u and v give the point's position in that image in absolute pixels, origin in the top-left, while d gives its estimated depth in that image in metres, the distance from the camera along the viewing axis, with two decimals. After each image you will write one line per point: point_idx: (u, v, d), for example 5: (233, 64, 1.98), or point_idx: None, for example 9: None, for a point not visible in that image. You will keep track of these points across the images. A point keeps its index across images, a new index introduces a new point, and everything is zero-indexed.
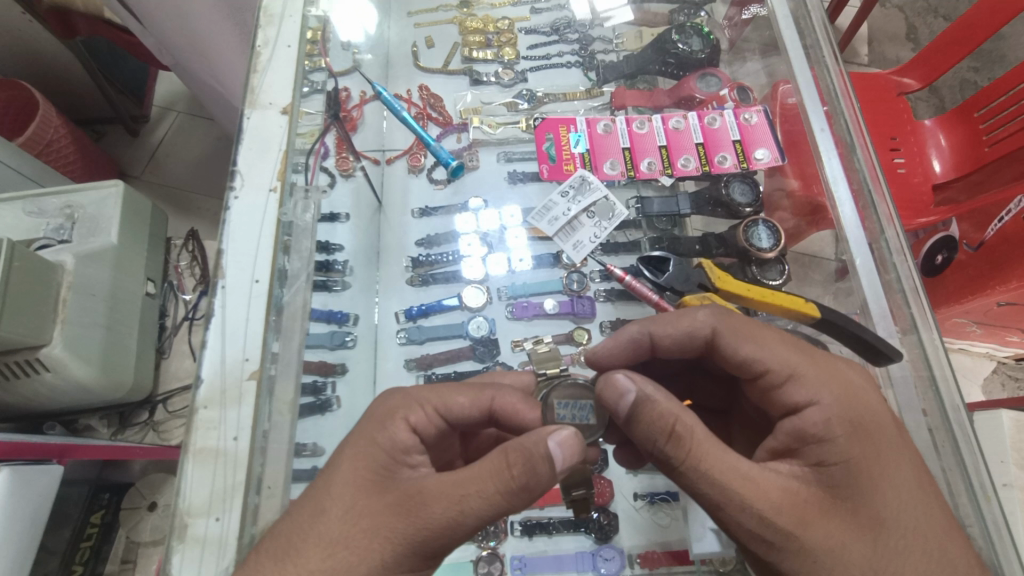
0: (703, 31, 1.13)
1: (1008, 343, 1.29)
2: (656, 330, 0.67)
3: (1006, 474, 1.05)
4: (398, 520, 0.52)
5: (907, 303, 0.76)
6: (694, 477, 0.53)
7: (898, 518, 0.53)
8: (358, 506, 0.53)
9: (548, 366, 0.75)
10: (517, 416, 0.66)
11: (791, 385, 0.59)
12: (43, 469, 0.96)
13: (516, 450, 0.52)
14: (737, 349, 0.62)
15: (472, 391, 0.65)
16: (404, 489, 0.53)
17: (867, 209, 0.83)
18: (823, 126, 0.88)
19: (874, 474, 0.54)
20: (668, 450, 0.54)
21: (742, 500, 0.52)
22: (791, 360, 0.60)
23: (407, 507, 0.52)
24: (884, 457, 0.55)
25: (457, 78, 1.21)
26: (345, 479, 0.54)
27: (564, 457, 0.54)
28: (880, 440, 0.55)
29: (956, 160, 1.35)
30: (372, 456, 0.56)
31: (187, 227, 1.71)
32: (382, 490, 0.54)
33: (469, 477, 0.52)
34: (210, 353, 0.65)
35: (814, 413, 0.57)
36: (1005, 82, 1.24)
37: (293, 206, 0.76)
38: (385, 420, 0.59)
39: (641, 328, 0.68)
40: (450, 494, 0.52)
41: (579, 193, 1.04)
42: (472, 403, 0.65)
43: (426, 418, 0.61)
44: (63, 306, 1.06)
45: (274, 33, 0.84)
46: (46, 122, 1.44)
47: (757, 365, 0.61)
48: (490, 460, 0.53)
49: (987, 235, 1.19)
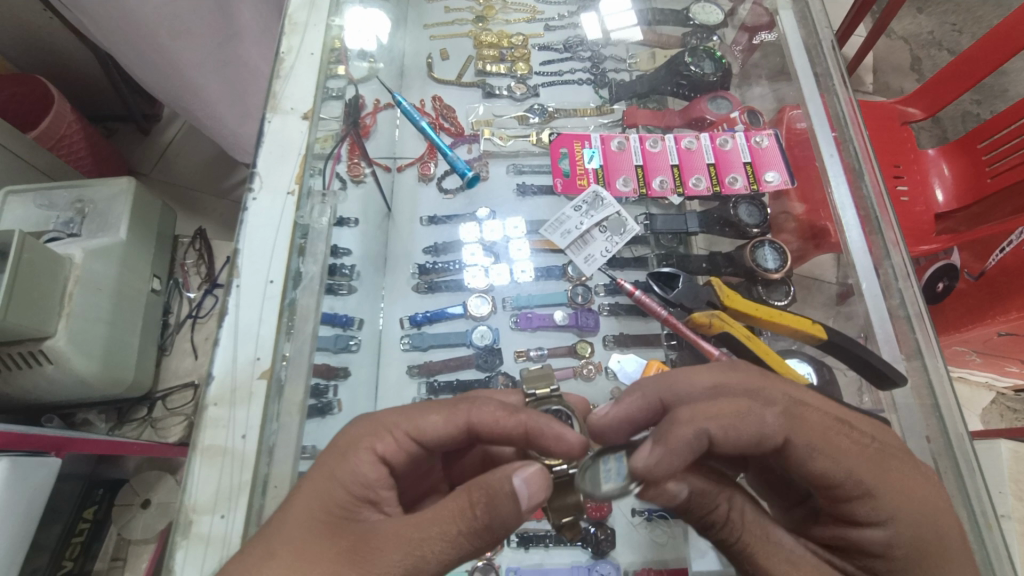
0: (715, 55, 1.15)
1: (1007, 373, 1.30)
2: (718, 435, 0.57)
3: (1003, 503, 1.06)
4: (353, 566, 0.51)
5: (912, 328, 0.77)
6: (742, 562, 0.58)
7: None
8: (308, 551, 0.52)
9: (539, 387, 0.71)
10: (496, 425, 0.61)
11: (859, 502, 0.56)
12: (41, 462, 0.96)
13: (483, 490, 0.52)
14: (810, 466, 0.56)
15: (445, 408, 0.62)
16: (361, 534, 0.54)
17: (873, 235, 0.84)
18: (831, 152, 0.90)
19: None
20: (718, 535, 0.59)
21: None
22: (865, 477, 0.56)
23: (363, 553, 0.52)
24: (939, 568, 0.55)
25: (470, 90, 1.23)
26: (296, 521, 0.54)
27: (530, 496, 0.53)
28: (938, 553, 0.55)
29: (959, 191, 1.37)
30: (327, 497, 0.56)
31: (195, 225, 1.72)
32: (337, 535, 0.54)
33: (431, 517, 0.53)
34: (222, 352, 0.67)
35: (874, 508, 0.56)
36: (1006, 116, 1.26)
37: (310, 209, 0.77)
38: (347, 451, 0.60)
39: (697, 430, 0.56)
40: (410, 537, 0.52)
41: (592, 208, 1.06)
42: (444, 422, 0.61)
43: (395, 446, 0.61)
44: (69, 299, 1.07)
45: (297, 41, 0.86)
46: (59, 118, 1.45)
47: (831, 480, 0.56)
48: (454, 501, 0.53)
49: (988, 266, 1.20)
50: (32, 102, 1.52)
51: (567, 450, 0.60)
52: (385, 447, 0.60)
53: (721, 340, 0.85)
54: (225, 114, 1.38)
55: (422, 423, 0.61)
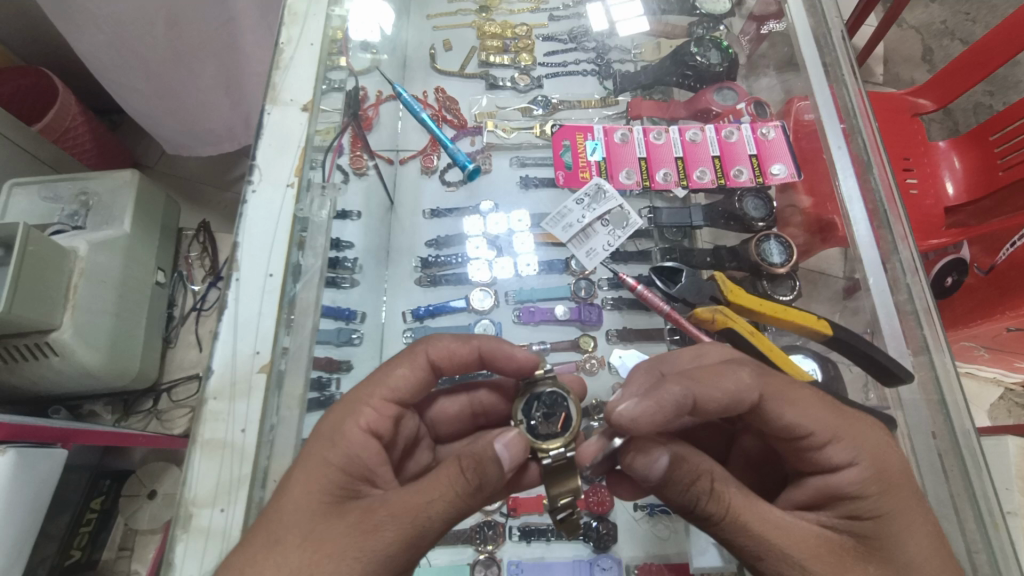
0: (722, 44, 1.13)
1: (1015, 368, 1.29)
2: (701, 394, 0.56)
3: (1010, 500, 1.04)
4: (369, 537, 0.50)
5: (919, 324, 0.76)
6: (731, 531, 0.55)
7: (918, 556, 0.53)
8: (315, 533, 0.51)
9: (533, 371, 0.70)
10: (455, 356, 0.69)
11: (829, 449, 0.58)
12: (47, 453, 0.96)
13: (472, 456, 0.53)
14: (781, 416, 0.58)
15: (406, 359, 0.67)
16: (365, 507, 0.53)
17: (881, 229, 0.82)
18: (839, 144, 0.89)
19: (903, 528, 0.55)
20: (708, 509, 0.56)
21: (779, 549, 0.54)
22: (828, 422, 0.58)
23: (373, 524, 0.51)
24: (912, 509, 0.56)
25: (473, 82, 1.22)
26: (296, 506, 0.53)
27: (511, 458, 0.56)
28: (907, 492, 0.56)
29: (969, 184, 1.35)
30: (325, 478, 0.55)
31: (199, 218, 1.72)
32: (339, 513, 0.53)
33: (430, 485, 0.52)
34: (221, 345, 0.66)
35: (850, 472, 0.57)
36: (1019, 108, 1.24)
37: (310, 203, 0.77)
38: (333, 435, 0.59)
39: (684, 389, 0.56)
40: (416, 504, 0.51)
41: (594, 201, 1.05)
42: (410, 372, 0.67)
43: (377, 416, 0.63)
44: (73, 292, 1.07)
45: (297, 31, 0.85)
46: (64, 109, 1.44)
47: (799, 429, 0.58)
48: (445, 468, 0.53)
49: (997, 260, 1.18)
50: (37, 94, 1.52)
51: (517, 367, 0.70)
52: (369, 417, 0.62)
53: (723, 335, 0.85)
54: (225, 101, 1.38)
55: (395, 377, 0.66)
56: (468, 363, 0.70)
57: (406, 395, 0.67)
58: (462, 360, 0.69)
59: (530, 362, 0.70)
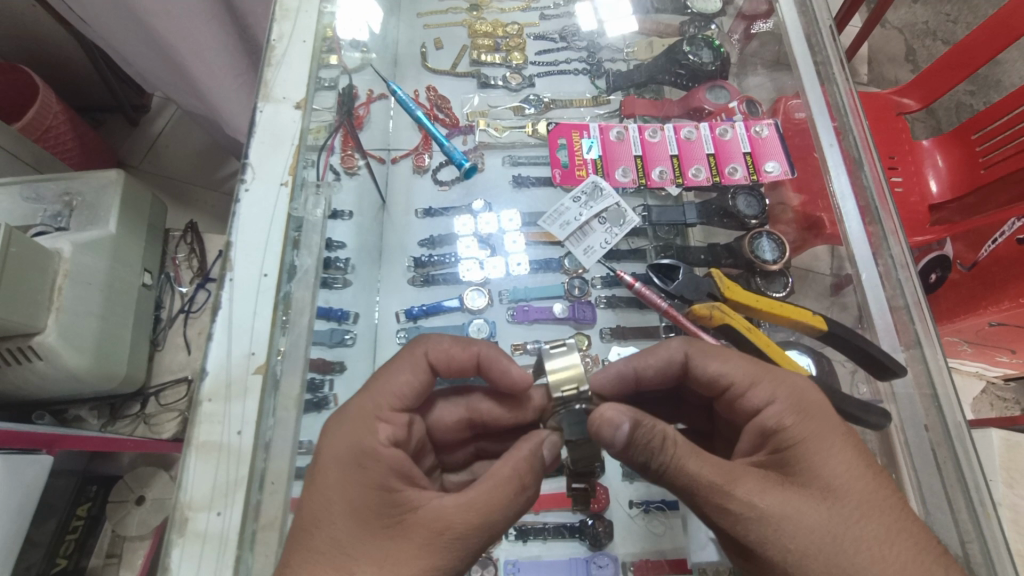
0: (713, 43, 1.15)
1: (997, 362, 1.31)
2: (639, 363, 0.70)
3: (995, 492, 1.07)
4: (437, 555, 0.52)
5: (911, 318, 0.77)
6: (678, 477, 0.55)
7: (848, 488, 0.54)
8: (390, 557, 0.51)
9: (563, 388, 0.63)
10: (452, 360, 0.68)
11: (751, 393, 0.63)
12: (29, 460, 0.93)
13: (528, 476, 0.58)
14: (706, 367, 0.66)
15: (405, 362, 0.66)
16: (427, 523, 0.53)
17: (873, 225, 0.83)
18: (831, 141, 0.89)
19: (820, 455, 0.56)
20: (661, 460, 0.56)
21: (722, 488, 0.53)
22: (744, 371, 0.64)
23: (442, 543, 0.52)
24: (831, 439, 0.57)
25: (465, 80, 1.22)
26: (352, 531, 0.53)
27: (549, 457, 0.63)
28: (827, 425, 0.58)
29: (953, 181, 1.37)
30: (366, 498, 0.54)
31: (186, 219, 1.70)
32: (405, 531, 0.52)
33: (489, 501, 0.54)
34: (216, 346, 0.66)
35: (770, 408, 0.60)
36: (1002, 106, 1.26)
37: (304, 201, 0.76)
38: (363, 457, 0.57)
39: (625, 361, 0.71)
40: (478, 522, 0.53)
41: (591, 199, 1.06)
42: (412, 375, 0.66)
43: (393, 427, 0.61)
44: (58, 293, 1.05)
45: (290, 27, 0.84)
46: (45, 108, 1.42)
47: (720, 380, 0.65)
48: (505, 482, 0.55)
49: (981, 255, 1.20)
50: (17, 93, 1.49)
51: (511, 384, 0.68)
52: (388, 430, 0.60)
53: (720, 332, 0.84)
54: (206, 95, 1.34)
55: (399, 383, 0.65)
56: (464, 369, 0.69)
57: (412, 398, 0.66)
58: (459, 365, 0.68)
59: (525, 381, 0.67)
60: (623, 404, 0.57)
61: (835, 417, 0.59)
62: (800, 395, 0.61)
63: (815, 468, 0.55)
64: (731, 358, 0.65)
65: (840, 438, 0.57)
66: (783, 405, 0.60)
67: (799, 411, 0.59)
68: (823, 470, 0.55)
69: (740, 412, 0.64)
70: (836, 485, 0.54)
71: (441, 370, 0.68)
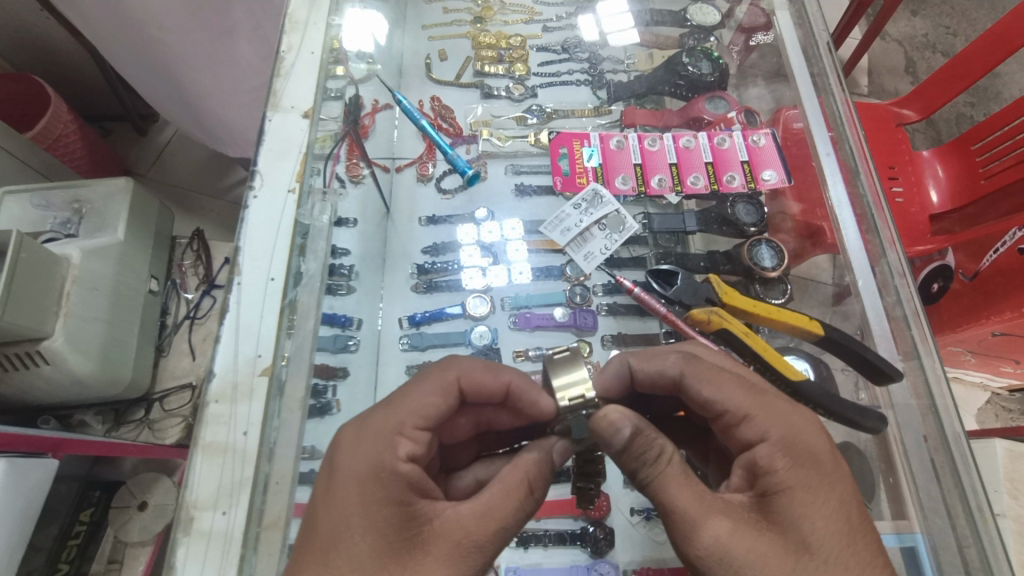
0: (712, 55, 1.16)
1: (1001, 373, 1.31)
2: (636, 362, 0.68)
3: (999, 502, 1.06)
4: (457, 563, 0.52)
5: (908, 326, 0.77)
6: (665, 498, 0.55)
7: (824, 544, 0.52)
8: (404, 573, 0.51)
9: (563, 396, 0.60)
10: (481, 385, 0.67)
11: (745, 425, 0.59)
12: (36, 463, 0.95)
13: (539, 480, 0.59)
14: (700, 391, 0.62)
15: (432, 380, 0.64)
16: (446, 534, 0.53)
17: (869, 234, 0.84)
18: (828, 150, 0.91)
19: (804, 507, 0.54)
20: (644, 475, 0.57)
21: (694, 519, 0.54)
22: (741, 401, 0.60)
23: (461, 549, 0.53)
24: (819, 490, 0.54)
25: (468, 91, 1.24)
26: (362, 548, 0.52)
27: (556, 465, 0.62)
28: (818, 473, 0.55)
29: (952, 191, 1.38)
30: (378, 514, 0.54)
31: (192, 226, 1.72)
32: (417, 546, 0.53)
33: (499, 506, 0.55)
34: (223, 349, 0.68)
35: (761, 447, 0.57)
36: (1002, 117, 1.27)
37: (310, 208, 0.77)
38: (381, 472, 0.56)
39: (624, 360, 0.69)
40: (493, 527, 0.54)
41: (591, 206, 1.07)
42: (439, 399, 0.64)
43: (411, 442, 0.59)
44: (66, 299, 1.07)
45: (297, 39, 0.87)
46: (56, 117, 1.44)
47: (714, 407, 0.61)
48: (514, 488, 0.57)
49: (983, 266, 1.22)
50: (28, 102, 1.51)
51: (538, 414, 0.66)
52: (406, 447, 0.59)
53: (719, 337, 0.84)
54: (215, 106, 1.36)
55: (419, 398, 0.63)
56: (492, 395, 0.68)
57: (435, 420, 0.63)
58: (488, 390, 0.68)
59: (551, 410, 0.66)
60: (626, 409, 0.58)
61: (828, 461, 0.56)
62: (796, 433, 0.58)
63: (793, 521, 0.53)
64: (725, 385, 0.61)
65: (827, 488, 0.55)
66: (775, 445, 0.57)
67: (792, 454, 0.56)
68: (803, 523, 0.53)
69: (733, 440, 0.61)
70: (812, 540, 0.52)
71: (469, 393, 0.68)
